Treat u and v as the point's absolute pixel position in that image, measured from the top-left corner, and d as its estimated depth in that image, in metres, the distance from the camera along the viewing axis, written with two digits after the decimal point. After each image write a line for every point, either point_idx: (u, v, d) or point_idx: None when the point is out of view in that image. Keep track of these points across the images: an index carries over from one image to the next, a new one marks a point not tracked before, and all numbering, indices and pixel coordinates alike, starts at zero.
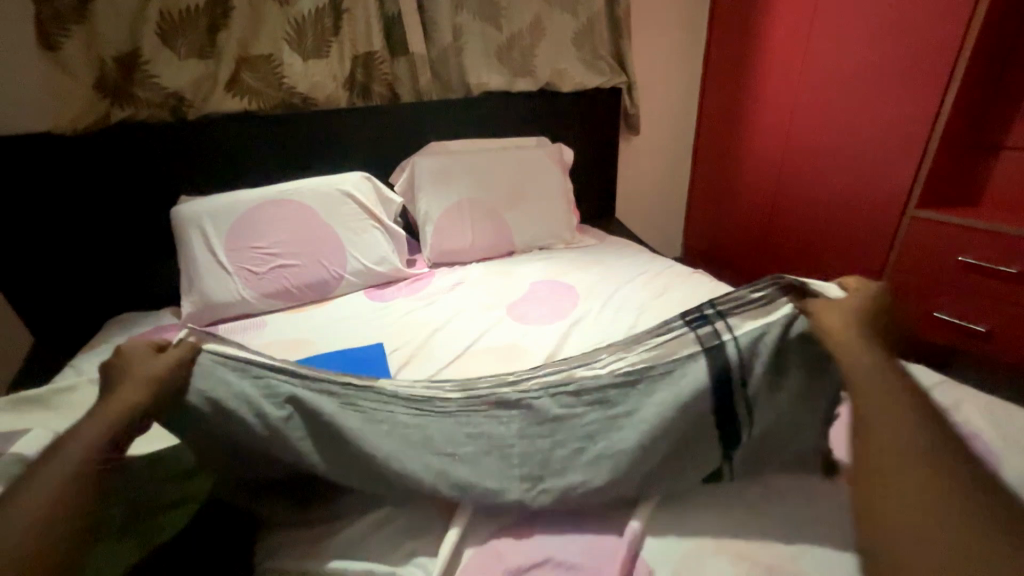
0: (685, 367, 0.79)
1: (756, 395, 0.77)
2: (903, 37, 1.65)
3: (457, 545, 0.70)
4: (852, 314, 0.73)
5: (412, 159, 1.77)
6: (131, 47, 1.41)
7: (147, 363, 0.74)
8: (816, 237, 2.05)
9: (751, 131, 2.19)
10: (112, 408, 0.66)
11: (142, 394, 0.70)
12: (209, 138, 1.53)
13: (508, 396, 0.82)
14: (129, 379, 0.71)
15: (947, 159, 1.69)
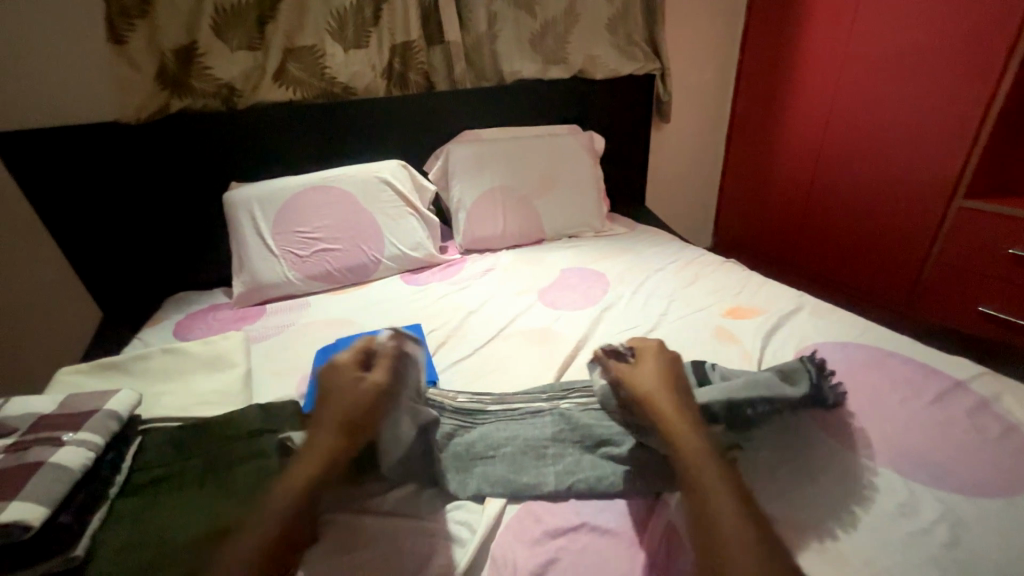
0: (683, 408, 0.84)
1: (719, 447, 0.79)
2: (958, 24, 1.59)
3: (501, 509, 0.76)
4: (659, 380, 0.80)
5: (446, 148, 1.82)
6: (188, 40, 1.49)
7: (345, 391, 0.78)
8: (856, 230, 2.02)
9: (788, 119, 2.14)
10: (315, 453, 0.71)
11: (338, 436, 0.73)
12: (258, 127, 1.61)
13: (545, 408, 0.92)
14: (332, 414, 0.75)
15: (999, 149, 1.65)
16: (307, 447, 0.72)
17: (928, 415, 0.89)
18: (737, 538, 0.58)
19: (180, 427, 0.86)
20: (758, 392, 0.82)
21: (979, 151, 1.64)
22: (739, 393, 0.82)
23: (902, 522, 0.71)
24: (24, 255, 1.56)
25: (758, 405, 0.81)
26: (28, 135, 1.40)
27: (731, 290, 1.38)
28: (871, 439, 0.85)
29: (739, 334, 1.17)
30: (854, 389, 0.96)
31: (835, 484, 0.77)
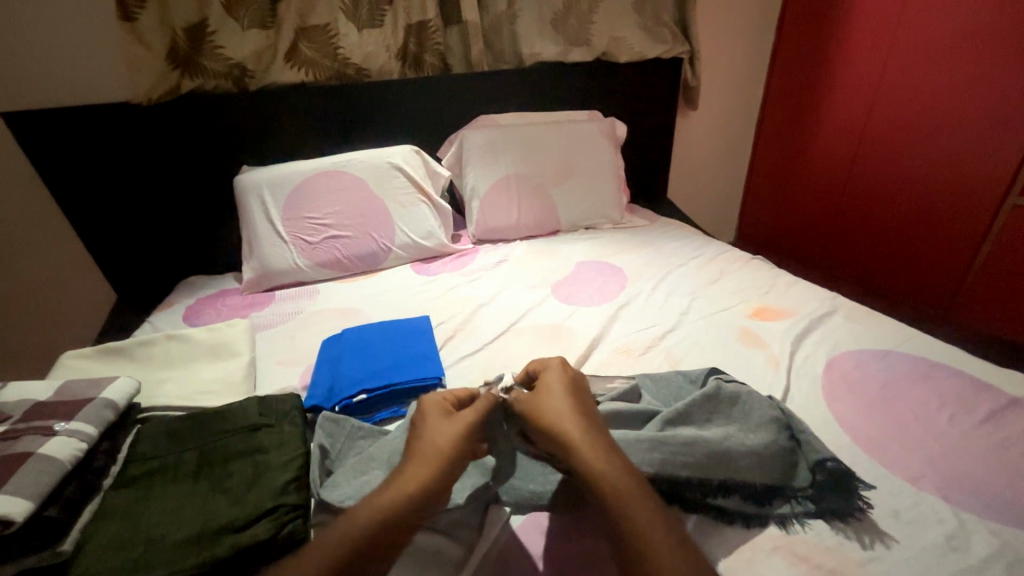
0: (689, 442, 0.70)
1: (709, 496, 0.68)
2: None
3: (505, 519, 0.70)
4: (563, 407, 0.69)
5: (460, 133, 1.75)
6: (199, 18, 1.45)
7: (434, 430, 0.69)
8: (894, 227, 1.89)
9: (825, 109, 2.00)
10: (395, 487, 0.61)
11: (429, 469, 0.63)
12: (268, 109, 1.57)
13: None
14: (420, 451, 0.66)
15: None
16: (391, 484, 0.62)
17: (981, 437, 0.80)
18: (651, 531, 0.54)
19: (180, 418, 0.84)
20: (704, 472, 0.68)
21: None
22: (681, 460, 0.68)
23: (951, 557, 0.64)
24: (41, 235, 1.57)
25: (752, 457, 0.70)
26: (42, 115, 1.39)
27: (757, 289, 1.30)
28: (913, 461, 0.77)
29: (766, 337, 1.09)
30: (895, 404, 0.88)
31: (873, 509, 0.70)
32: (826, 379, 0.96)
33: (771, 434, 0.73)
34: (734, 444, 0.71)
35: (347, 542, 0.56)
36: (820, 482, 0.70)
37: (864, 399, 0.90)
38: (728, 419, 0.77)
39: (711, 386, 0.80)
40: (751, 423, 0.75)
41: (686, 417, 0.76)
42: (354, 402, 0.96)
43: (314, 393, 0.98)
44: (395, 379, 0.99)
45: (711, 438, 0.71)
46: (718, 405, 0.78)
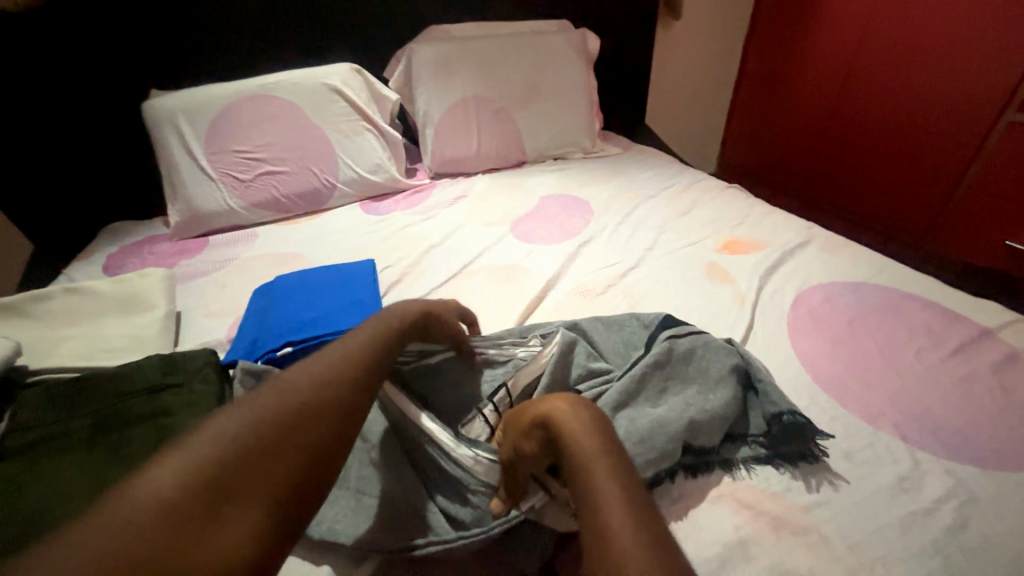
0: (634, 416, 0.63)
1: (666, 469, 0.60)
2: None
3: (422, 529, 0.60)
4: (532, 408, 0.55)
5: (408, 48, 1.53)
6: None
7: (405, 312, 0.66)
8: (883, 151, 1.76)
9: (820, 12, 1.77)
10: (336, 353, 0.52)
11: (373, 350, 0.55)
12: (170, 16, 1.32)
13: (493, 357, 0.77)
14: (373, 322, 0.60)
15: None
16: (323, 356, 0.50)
17: (949, 371, 0.76)
18: (603, 503, 0.43)
19: (72, 381, 0.75)
20: (664, 444, 0.60)
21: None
22: (631, 432, 0.61)
23: (901, 498, 0.60)
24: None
25: (706, 424, 0.63)
26: None
27: (731, 220, 1.20)
28: (873, 399, 0.73)
29: (735, 272, 1.02)
30: (862, 339, 0.83)
31: (827, 455, 0.65)
32: (793, 314, 0.89)
33: (730, 391, 0.66)
34: (690, 411, 0.63)
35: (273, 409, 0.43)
36: (772, 426, 0.65)
37: (830, 335, 0.84)
38: (685, 381, 0.69)
39: (654, 354, 0.70)
40: (710, 382, 0.68)
41: (638, 394, 0.67)
42: (278, 356, 0.86)
43: (236, 347, 0.88)
44: (325, 331, 0.89)
45: (671, 415, 0.63)
46: (672, 369, 0.69)
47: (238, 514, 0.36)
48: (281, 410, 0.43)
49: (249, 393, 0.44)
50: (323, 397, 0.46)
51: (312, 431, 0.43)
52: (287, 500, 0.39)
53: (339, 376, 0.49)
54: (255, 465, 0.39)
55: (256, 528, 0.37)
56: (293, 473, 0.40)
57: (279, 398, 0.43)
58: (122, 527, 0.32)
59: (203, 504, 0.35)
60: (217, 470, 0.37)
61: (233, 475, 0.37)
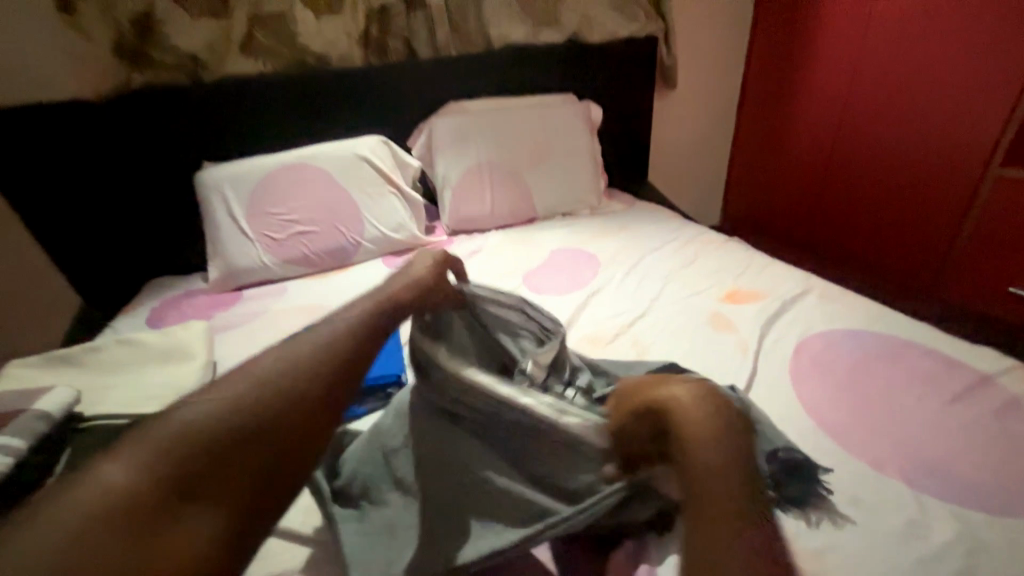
0: None
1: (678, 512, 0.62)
2: None
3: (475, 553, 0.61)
4: (650, 392, 0.50)
5: (430, 121, 1.70)
6: (146, 9, 1.38)
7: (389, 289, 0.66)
8: (878, 204, 1.85)
9: (804, 83, 1.94)
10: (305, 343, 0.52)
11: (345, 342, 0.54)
12: (226, 101, 1.51)
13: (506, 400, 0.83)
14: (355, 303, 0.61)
15: None
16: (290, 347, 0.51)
17: (952, 416, 0.78)
18: (709, 496, 0.40)
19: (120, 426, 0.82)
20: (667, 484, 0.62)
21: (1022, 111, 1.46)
22: None
23: (911, 543, 0.62)
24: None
25: None
26: None
27: (733, 271, 1.27)
28: (878, 444, 0.75)
29: (738, 321, 1.06)
30: (864, 385, 0.86)
31: (833, 495, 0.68)
32: (794, 362, 0.93)
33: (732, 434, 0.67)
34: None
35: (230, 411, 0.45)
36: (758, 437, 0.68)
37: (833, 381, 0.87)
38: None
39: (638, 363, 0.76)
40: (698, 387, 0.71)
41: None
42: None
43: None
44: None
45: None
46: None
47: (194, 514, 0.40)
48: (217, 418, 0.44)
49: (193, 396, 0.46)
50: (270, 394, 0.47)
51: (266, 437, 0.45)
52: (242, 503, 0.42)
53: (294, 372, 0.49)
54: (209, 472, 0.42)
55: (218, 525, 0.40)
56: (247, 476, 0.43)
57: (228, 399, 0.45)
58: (72, 527, 0.36)
59: (159, 505, 0.39)
60: (170, 475, 0.40)
61: (188, 481, 0.41)
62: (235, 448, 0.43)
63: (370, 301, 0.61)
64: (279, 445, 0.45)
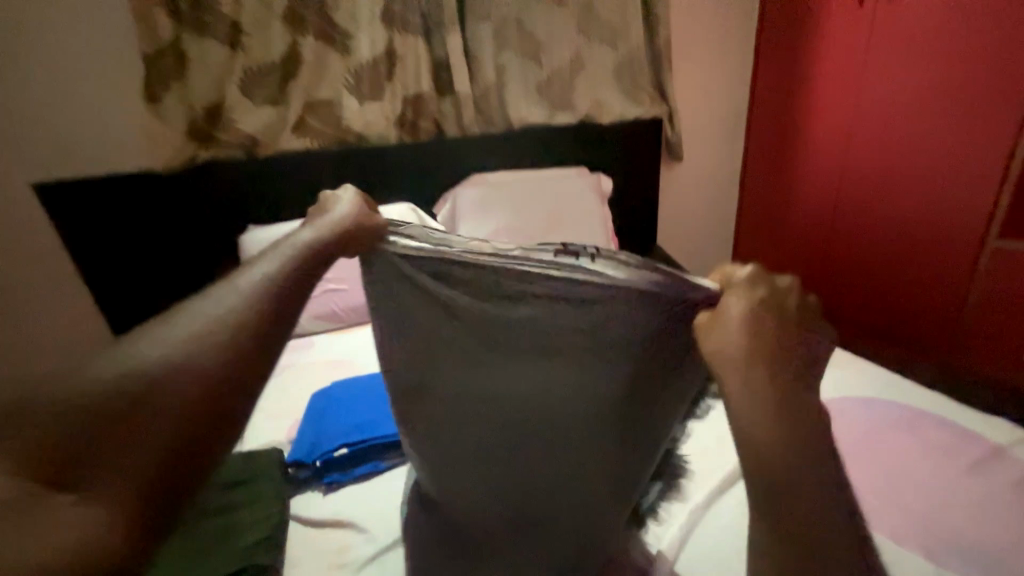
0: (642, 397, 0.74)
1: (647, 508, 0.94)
2: (976, 66, 1.55)
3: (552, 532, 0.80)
4: (742, 351, 0.44)
5: (455, 190, 1.86)
6: (218, 98, 1.59)
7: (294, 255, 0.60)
8: (883, 270, 1.90)
9: (800, 158, 2.08)
10: (195, 313, 0.50)
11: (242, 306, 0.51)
12: (275, 173, 1.70)
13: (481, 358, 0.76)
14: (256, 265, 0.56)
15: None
16: (182, 315, 0.50)
17: (966, 486, 0.79)
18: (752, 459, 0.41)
19: None
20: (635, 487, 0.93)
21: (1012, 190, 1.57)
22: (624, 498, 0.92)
23: None
24: (55, 285, 1.70)
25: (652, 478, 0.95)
26: (80, 189, 1.57)
27: None
28: (893, 513, 0.76)
29: None
30: (879, 452, 0.87)
31: None
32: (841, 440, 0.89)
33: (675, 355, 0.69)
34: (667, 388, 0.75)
35: (111, 393, 0.44)
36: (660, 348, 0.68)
37: (848, 448, 0.89)
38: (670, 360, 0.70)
39: (559, 290, 0.68)
40: (616, 299, 0.67)
41: (542, 347, 0.72)
42: (334, 456, 0.97)
43: (297, 446, 0.99)
44: (377, 433, 1.00)
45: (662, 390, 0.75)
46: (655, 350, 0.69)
47: (74, 504, 0.41)
48: (100, 399, 0.44)
49: (70, 372, 0.45)
50: (156, 377, 0.46)
51: (150, 418, 0.44)
52: (134, 480, 0.42)
53: (167, 362, 0.46)
54: (95, 456, 0.43)
55: (100, 518, 0.40)
56: (138, 463, 0.43)
57: (105, 383, 0.45)
58: None
59: (35, 493, 0.41)
60: (50, 468, 0.42)
61: (74, 466, 0.42)
62: (119, 434, 0.43)
63: (264, 269, 0.55)
64: (163, 433, 0.44)
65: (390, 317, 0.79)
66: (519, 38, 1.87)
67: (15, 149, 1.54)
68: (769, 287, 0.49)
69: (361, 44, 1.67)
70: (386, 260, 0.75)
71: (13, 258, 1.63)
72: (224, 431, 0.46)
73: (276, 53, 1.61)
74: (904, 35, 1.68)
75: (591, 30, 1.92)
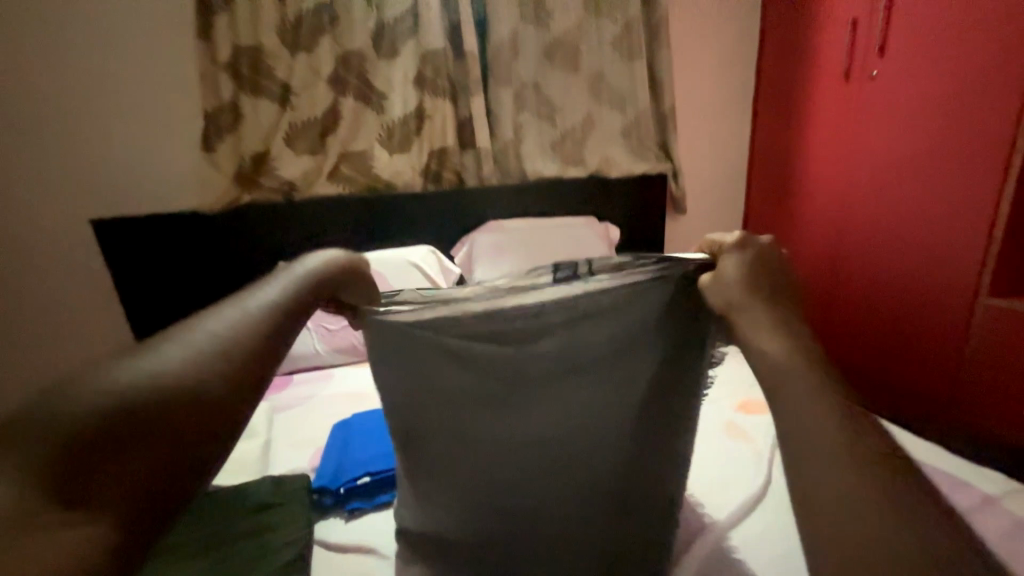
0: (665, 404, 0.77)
1: None
2: (950, 125, 1.56)
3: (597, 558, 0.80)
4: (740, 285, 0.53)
5: (472, 235, 1.99)
6: (264, 147, 1.77)
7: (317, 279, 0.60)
8: (879, 324, 1.87)
9: (799, 212, 2.17)
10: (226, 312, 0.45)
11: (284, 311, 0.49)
12: (308, 215, 1.84)
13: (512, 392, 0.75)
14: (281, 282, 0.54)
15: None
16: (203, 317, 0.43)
17: None
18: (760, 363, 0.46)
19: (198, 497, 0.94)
20: None
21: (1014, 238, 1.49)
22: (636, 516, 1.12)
23: None
24: (108, 310, 1.87)
25: None
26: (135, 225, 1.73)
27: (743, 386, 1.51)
28: None
29: (751, 432, 1.28)
30: None
31: None
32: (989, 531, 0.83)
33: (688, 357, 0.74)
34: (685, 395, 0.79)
35: (122, 391, 0.34)
36: (676, 346, 0.73)
37: None
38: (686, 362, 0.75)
39: (581, 311, 0.72)
40: (629, 304, 0.72)
41: (574, 370, 0.74)
42: (356, 484, 1.02)
43: (322, 473, 1.05)
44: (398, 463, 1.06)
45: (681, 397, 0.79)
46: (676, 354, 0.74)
47: (69, 522, 0.28)
48: (83, 411, 0.32)
49: (70, 379, 0.34)
50: (187, 376, 0.37)
51: (176, 413, 0.35)
52: (147, 490, 0.31)
53: (191, 354, 0.38)
54: (87, 476, 0.30)
55: (90, 537, 0.27)
56: (147, 476, 0.32)
57: (116, 385, 0.34)
58: None
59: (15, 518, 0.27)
60: (21, 486, 0.28)
61: (47, 483, 0.29)
62: (110, 440, 0.32)
63: (289, 284, 0.54)
64: (151, 441, 0.33)
65: (400, 368, 0.74)
66: (536, 102, 2.06)
67: (88, 189, 1.75)
68: (754, 246, 0.56)
69: (395, 103, 1.87)
70: (390, 323, 0.73)
71: (79, 286, 1.83)
72: (247, 410, 0.38)
73: (319, 111, 1.80)
74: (881, 100, 1.76)
75: (601, 95, 2.11)
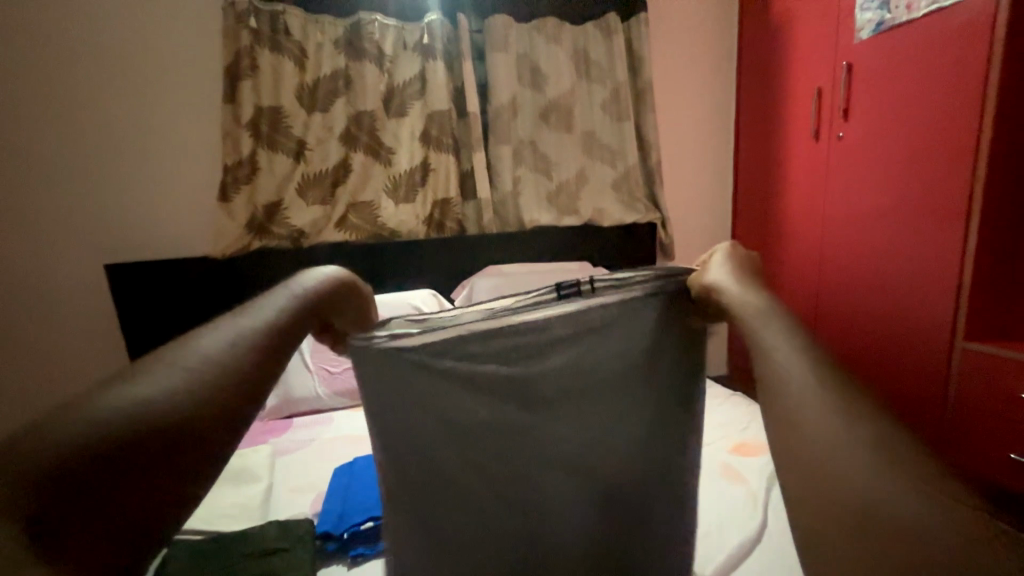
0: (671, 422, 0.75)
1: None
2: (912, 177, 1.68)
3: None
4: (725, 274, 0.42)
5: (471, 280, 2.06)
6: (277, 197, 1.88)
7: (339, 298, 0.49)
8: (867, 363, 1.90)
9: (784, 257, 2.30)
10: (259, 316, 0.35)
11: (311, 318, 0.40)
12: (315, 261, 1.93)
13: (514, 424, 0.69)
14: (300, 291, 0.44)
15: (996, 288, 1.55)
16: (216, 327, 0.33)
17: None
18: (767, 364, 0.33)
19: (202, 542, 0.95)
20: None
21: (992, 277, 1.54)
22: None
23: None
24: (110, 351, 1.89)
25: None
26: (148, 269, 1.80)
27: (737, 426, 1.55)
28: None
29: (744, 473, 1.31)
30: None
31: None
32: None
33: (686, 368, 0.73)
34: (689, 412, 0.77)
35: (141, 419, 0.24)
36: (677, 355, 0.70)
37: None
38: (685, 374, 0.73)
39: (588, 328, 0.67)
40: (622, 319, 0.67)
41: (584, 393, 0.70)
42: (361, 529, 1.02)
43: (325, 518, 1.06)
44: None
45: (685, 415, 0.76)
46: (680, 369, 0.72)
47: None
48: (78, 436, 0.22)
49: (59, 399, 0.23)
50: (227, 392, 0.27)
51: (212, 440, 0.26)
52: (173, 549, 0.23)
53: (224, 367, 0.29)
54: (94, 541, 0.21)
55: None
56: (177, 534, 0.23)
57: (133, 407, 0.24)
58: None
59: None
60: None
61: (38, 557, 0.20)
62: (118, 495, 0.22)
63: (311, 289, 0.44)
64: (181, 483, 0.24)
65: (388, 410, 0.64)
66: (533, 158, 2.22)
67: (105, 235, 1.83)
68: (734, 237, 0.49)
69: (401, 159, 2.01)
70: (373, 361, 0.62)
71: (84, 327, 1.87)
72: None
73: (330, 164, 1.93)
74: (851, 157, 1.92)
75: (592, 151, 2.28)
